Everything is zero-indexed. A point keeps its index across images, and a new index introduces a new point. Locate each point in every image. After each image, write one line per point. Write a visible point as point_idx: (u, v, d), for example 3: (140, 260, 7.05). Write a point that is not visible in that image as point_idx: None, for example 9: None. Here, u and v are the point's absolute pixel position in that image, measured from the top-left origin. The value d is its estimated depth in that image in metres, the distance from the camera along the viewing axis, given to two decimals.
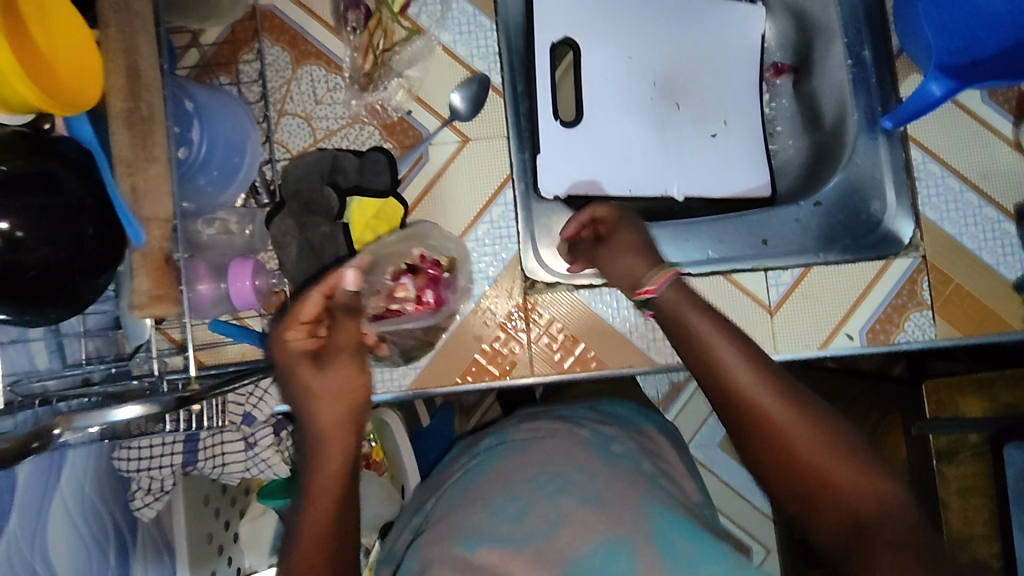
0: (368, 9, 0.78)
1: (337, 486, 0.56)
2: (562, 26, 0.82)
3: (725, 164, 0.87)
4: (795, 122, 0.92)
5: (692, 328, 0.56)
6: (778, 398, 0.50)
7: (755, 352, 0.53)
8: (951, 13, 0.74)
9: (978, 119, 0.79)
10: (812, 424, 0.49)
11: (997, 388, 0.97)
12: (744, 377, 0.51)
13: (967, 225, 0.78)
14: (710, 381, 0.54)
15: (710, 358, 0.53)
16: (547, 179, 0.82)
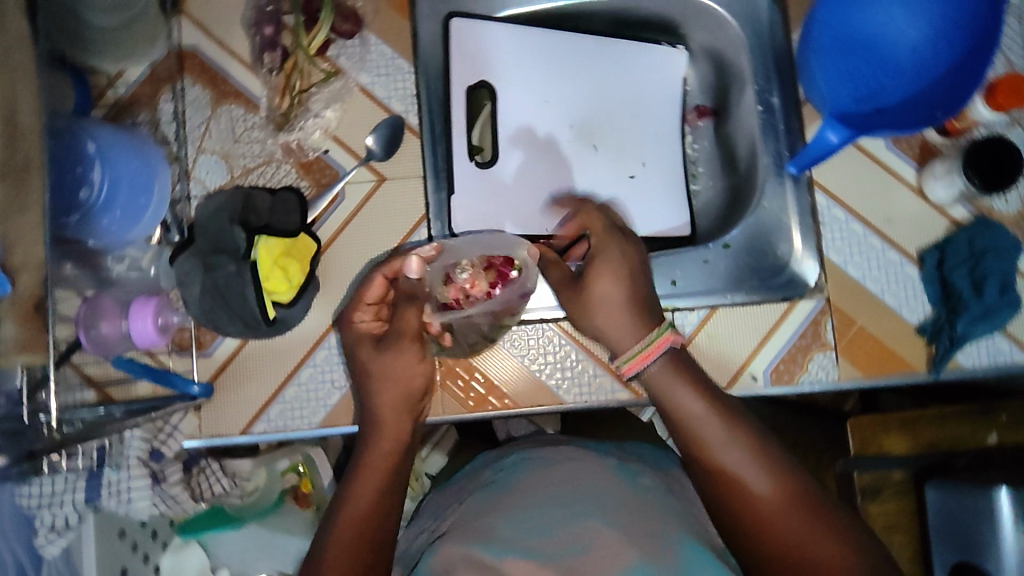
0: (286, 50, 0.80)
1: (383, 471, 0.63)
2: (479, 69, 0.84)
3: (644, 205, 0.88)
4: (715, 164, 0.93)
5: (692, 405, 0.61)
6: (735, 445, 0.59)
7: (737, 426, 0.60)
8: (856, 63, 0.78)
9: (882, 165, 0.81)
10: (760, 456, 0.59)
11: (918, 426, 1.00)
12: (695, 414, 0.61)
13: (871, 269, 0.79)
14: (692, 451, 0.61)
15: (698, 428, 0.60)
16: (463, 219, 0.82)
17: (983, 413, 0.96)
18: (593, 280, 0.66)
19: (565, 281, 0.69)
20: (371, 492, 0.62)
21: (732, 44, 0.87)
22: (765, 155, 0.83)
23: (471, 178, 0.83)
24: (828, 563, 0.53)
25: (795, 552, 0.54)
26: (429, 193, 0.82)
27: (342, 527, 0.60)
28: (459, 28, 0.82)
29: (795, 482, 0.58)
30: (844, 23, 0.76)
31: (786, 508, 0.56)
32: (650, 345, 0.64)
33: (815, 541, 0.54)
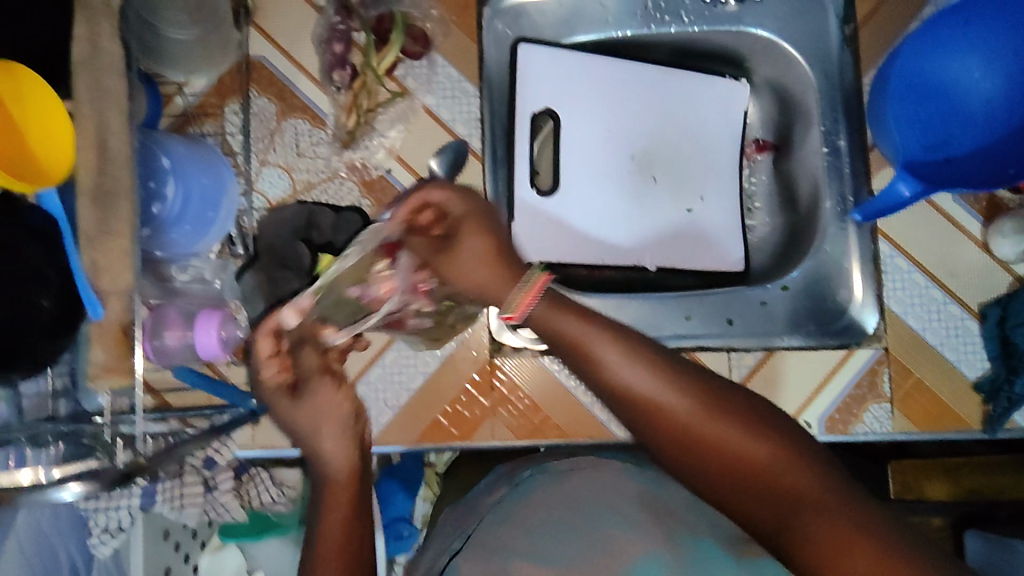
0: (355, 68, 0.80)
1: (349, 471, 0.57)
2: (544, 96, 0.84)
3: (701, 239, 0.88)
4: (772, 199, 0.93)
5: (588, 330, 0.54)
6: (635, 366, 0.51)
7: (654, 358, 0.52)
8: (928, 112, 0.76)
9: (946, 216, 0.80)
10: (680, 386, 0.51)
11: (963, 473, 0.99)
12: (618, 357, 0.52)
13: (931, 320, 0.79)
14: (591, 376, 0.53)
15: (610, 360, 0.52)
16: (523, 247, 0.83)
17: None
18: (461, 244, 0.60)
19: (426, 244, 0.62)
20: (343, 501, 0.56)
21: (801, 82, 0.86)
22: (830, 198, 0.82)
23: (532, 206, 0.83)
24: (765, 467, 0.47)
25: (781, 487, 0.46)
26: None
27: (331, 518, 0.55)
28: (527, 54, 0.82)
29: (739, 404, 0.50)
30: (918, 72, 0.75)
31: (711, 427, 0.48)
32: (519, 301, 0.58)
33: (777, 461, 0.47)
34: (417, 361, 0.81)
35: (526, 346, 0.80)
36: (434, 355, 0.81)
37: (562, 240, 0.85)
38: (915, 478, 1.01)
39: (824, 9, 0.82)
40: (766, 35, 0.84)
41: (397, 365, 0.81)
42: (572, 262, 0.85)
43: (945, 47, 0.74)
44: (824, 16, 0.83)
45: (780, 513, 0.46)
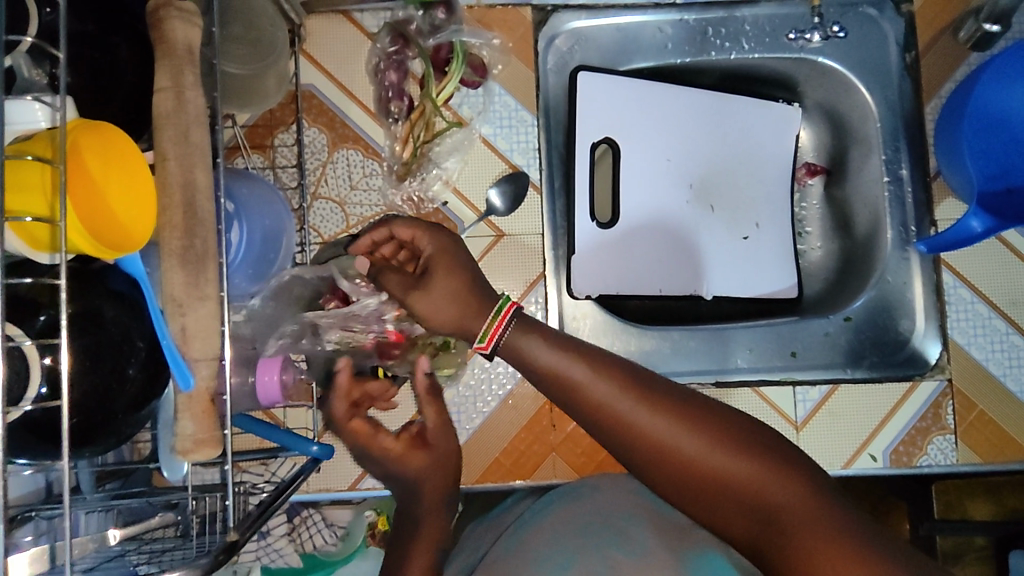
0: (412, 99, 0.78)
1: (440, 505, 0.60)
2: (603, 124, 0.82)
3: (757, 268, 0.87)
4: (825, 224, 0.92)
5: (574, 359, 0.54)
6: (624, 396, 0.51)
7: (637, 386, 0.51)
8: (990, 142, 0.76)
9: (1009, 246, 0.80)
10: (663, 411, 0.50)
11: (1004, 493, 1.00)
12: (591, 383, 0.52)
13: (993, 351, 0.79)
14: (579, 409, 0.52)
15: (583, 387, 0.52)
16: (583, 282, 0.82)
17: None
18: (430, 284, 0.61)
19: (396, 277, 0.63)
20: (429, 542, 0.58)
21: (858, 109, 0.85)
22: (892, 227, 0.82)
23: (592, 238, 0.82)
24: (748, 483, 0.46)
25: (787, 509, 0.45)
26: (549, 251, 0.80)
27: (415, 553, 0.57)
28: (587, 82, 0.81)
29: (709, 427, 0.49)
30: (983, 99, 0.74)
31: (704, 452, 0.48)
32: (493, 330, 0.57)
33: (768, 482, 0.46)
34: (480, 397, 0.78)
35: None
36: (495, 394, 0.78)
37: (620, 273, 0.83)
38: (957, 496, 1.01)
39: (881, 38, 0.83)
40: (824, 62, 0.84)
41: (453, 404, 0.78)
42: (631, 294, 0.84)
43: (1008, 75, 0.74)
44: (881, 45, 0.83)
45: (782, 542, 0.44)
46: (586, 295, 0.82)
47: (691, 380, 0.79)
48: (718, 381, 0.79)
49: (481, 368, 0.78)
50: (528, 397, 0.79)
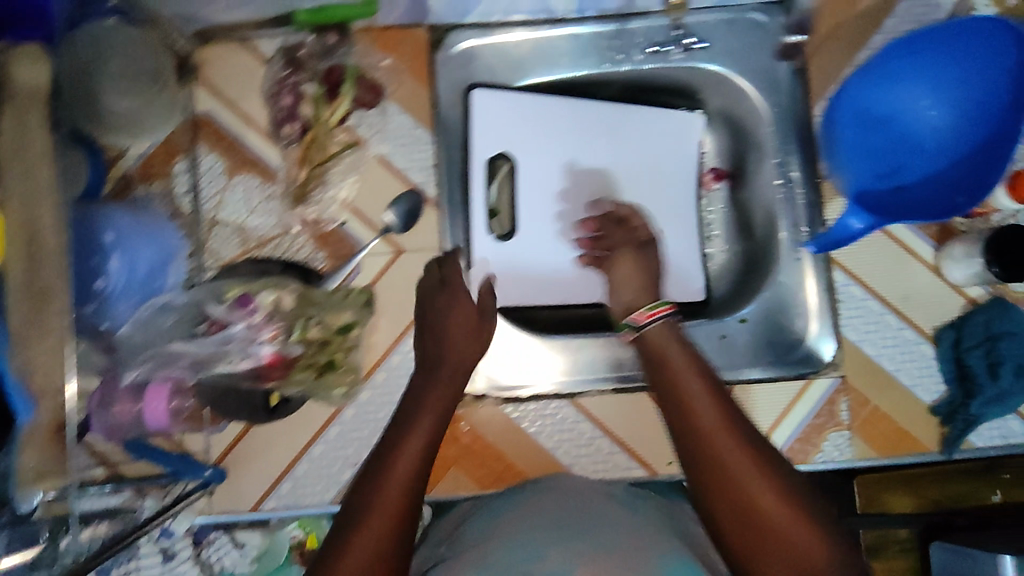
0: (305, 122, 0.79)
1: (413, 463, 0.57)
2: (499, 140, 0.84)
3: (662, 274, 0.88)
4: (730, 228, 0.93)
5: (677, 365, 0.65)
6: (719, 410, 0.60)
7: (735, 419, 0.60)
8: (876, 141, 0.78)
9: (899, 242, 0.81)
10: (744, 449, 0.57)
11: (924, 482, 0.98)
12: (693, 390, 0.62)
13: (885, 347, 0.80)
14: (683, 423, 0.61)
15: (688, 411, 0.61)
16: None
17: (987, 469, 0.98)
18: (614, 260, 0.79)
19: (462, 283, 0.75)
20: (394, 505, 0.54)
21: (749, 115, 0.87)
22: (786, 231, 0.83)
23: (490, 254, 0.83)
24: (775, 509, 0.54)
25: (773, 533, 0.54)
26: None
27: (373, 515, 0.53)
28: (481, 99, 0.82)
29: (781, 470, 0.57)
30: (863, 101, 0.76)
31: (772, 488, 0.55)
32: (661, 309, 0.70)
33: (794, 525, 0.54)
34: (379, 414, 0.80)
35: (489, 393, 0.80)
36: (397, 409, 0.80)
37: (521, 286, 0.85)
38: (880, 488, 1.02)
39: (770, 44, 0.83)
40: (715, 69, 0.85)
41: (356, 422, 0.80)
42: (534, 306, 0.86)
43: (889, 76, 0.75)
44: (772, 50, 0.84)
45: (761, 554, 0.54)
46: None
47: (589, 387, 0.81)
48: (617, 387, 0.81)
49: (382, 384, 0.80)
50: None
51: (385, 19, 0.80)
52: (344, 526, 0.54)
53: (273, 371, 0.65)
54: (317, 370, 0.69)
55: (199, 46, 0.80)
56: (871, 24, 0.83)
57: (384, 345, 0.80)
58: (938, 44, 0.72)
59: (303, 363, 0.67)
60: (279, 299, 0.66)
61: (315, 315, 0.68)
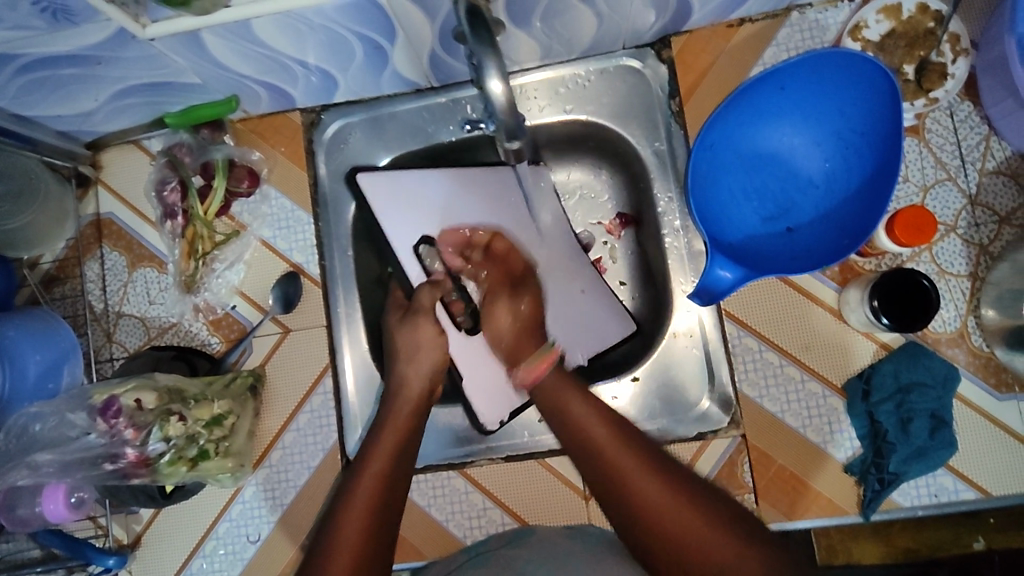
0: (186, 216, 0.82)
1: (379, 470, 0.65)
2: (419, 228, 0.81)
3: (597, 331, 0.81)
4: (638, 273, 0.86)
5: (569, 396, 0.68)
6: (627, 458, 0.60)
7: (654, 461, 0.60)
8: (762, 181, 0.74)
9: (798, 288, 0.75)
10: (642, 463, 0.60)
11: (894, 531, 0.86)
12: (601, 438, 0.63)
13: (789, 402, 0.74)
14: (597, 467, 0.62)
15: (590, 439, 0.63)
16: (483, 407, 0.79)
17: (969, 517, 0.84)
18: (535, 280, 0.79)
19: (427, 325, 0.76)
20: (367, 486, 0.63)
21: (637, 163, 0.82)
22: (679, 285, 0.79)
23: (456, 356, 0.80)
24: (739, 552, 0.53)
25: (671, 539, 0.55)
26: (344, 347, 0.82)
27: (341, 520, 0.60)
28: (368, 183, 0.80)
29: (661, 463, 0.60)
30: (743, 141, 0.73)
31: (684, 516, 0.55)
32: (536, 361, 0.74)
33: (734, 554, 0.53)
34: (279, 491, 0.80)
35: None
36: (290, 487, 0.80)
37: (495, 383, 0.80)
38: (841, 540, 0.87)
39: (646, 87, 0.80)
40: (591, 119, 0.81)
41: (256, 499, 0.80)
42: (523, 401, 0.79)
43: (766, 115, 0.71)
44: (648, 93, 0.80)
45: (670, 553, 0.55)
46: (495, 422, 0.79)
47: (478, 456, 0.79)
48: (507, 455, 0.79)
49: (278, 462, 0.80)
50: (323, 489, 0.79)
51: (257, 110, 0.83)
52: (331, 513, 0.62)
53: (139, 469, 0.69)
54: (188, 462, 0.71)
55: (95, 153, 0.85)
56: (753, 55, 0.78)
57: (275, 427, 0.80)
58: (812, 78, 0.68)
59: (169, 457, 0.70)
60: (141, 400, 0.70)
61: (178, 411, 0.70)
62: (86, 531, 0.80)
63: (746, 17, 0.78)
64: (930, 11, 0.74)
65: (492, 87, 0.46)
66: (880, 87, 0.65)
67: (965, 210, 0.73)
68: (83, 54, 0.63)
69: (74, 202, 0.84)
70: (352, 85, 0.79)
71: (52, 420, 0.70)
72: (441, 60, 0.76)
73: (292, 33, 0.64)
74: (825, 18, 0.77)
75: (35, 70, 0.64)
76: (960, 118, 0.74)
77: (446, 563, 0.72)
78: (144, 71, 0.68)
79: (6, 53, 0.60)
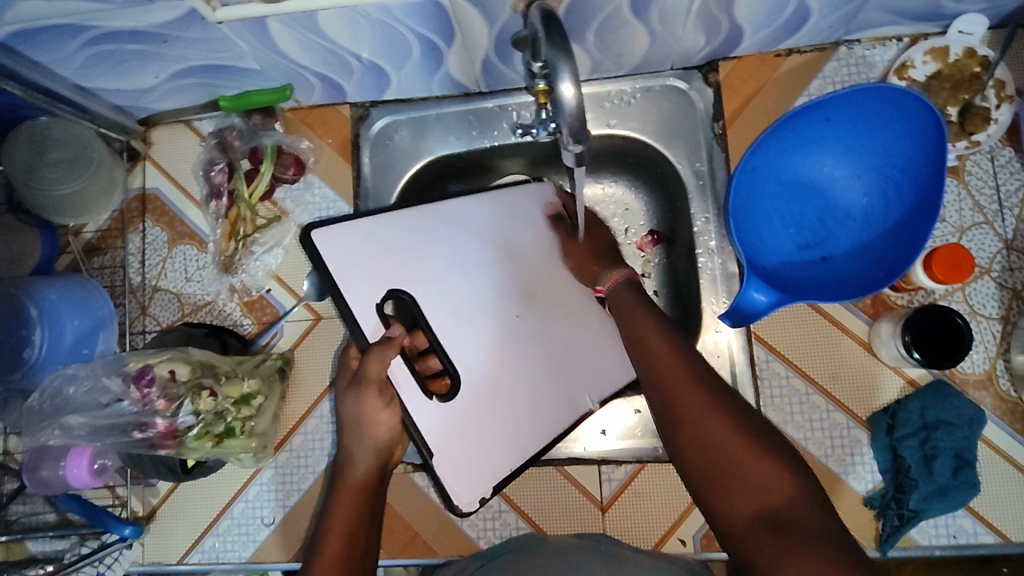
0: (230, 197, 0.84)
1: (360, 495, 0.64)
2: (377, 280, 0.72)
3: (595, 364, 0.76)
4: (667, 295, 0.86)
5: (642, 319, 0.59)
6: (676, 367, 0.54)
7: (707, 377, 0.54)
8: (800, 209, 0.75)
9: (827, 315, 0.75)
10: (700, 386, 0.53)
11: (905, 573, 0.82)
12: (653, 350, 0.56)
13: (812, 429, 0.74)
14: (645, 374, 0.56)
15: (646, 358, 0.56)
16: (464, 485, 0.71)
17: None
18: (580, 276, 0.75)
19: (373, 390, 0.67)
20: (347, 518, 0.63)
21: (675, 182, 0.83)
22: (709, 304, 0.79)
23: (423, 422, 0.70)
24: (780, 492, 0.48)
25: (730, 478, 0.49)
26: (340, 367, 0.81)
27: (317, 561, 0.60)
28: (321, 241, 0.73)
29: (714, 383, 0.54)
30: (785, 169, 0.74)
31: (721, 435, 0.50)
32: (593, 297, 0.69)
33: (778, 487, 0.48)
34: (297, 476, 0.80)
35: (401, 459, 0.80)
36: (309, 474, 0.80)
37: (476, 452, 0.71)
38: None
39: (691, 109, 0.81)
40: (634, 136, 0.82)
41: (274, 483, 0.80)
42: (512, 467, 0.73)
43: (809, 144, 0.72)
44: (691, 114, 0.81)
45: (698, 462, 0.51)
46: (476, 501, 0.71)
47: None
48: None
49: (299, 447, 0.81)
50: None
51: (308, 100, 0.85)
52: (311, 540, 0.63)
53: (167, 440, 0.71)
54: (214, 438, 0.73)
55: (146, 130, 0.87)
56: (798, 86, 0.79)
57: (299, 412, 0.81)
58: (859, 112, 0.69)
59: (196, 432, 0.71)
60: (174, 371, 0.71)
61: (210, 385, 0.72)
62: (103, 500, 0.81)
63: (794, 48, 0.79)
64: (977, 56, 0.74)
65: (562, 90, 0.48)
66: (925, 127, 0.66)
67: (1000, 254, 0.74)
68: (153, 32, 0.65)
69: (123, 175, 0.86)
70: (404, 83, 0.80)
71: (87, 384, 0.72)
72: (494, 67, 0.77)
73: (355, 28, 0.66)
74: (872, 55, 0.78)
75: (102, 43, 0.66)
76: (1000, 163, 0.75)
77: (459, 564, 0.72)
78: (204, 53, 0.70)
79: (82, 25, 0.62)
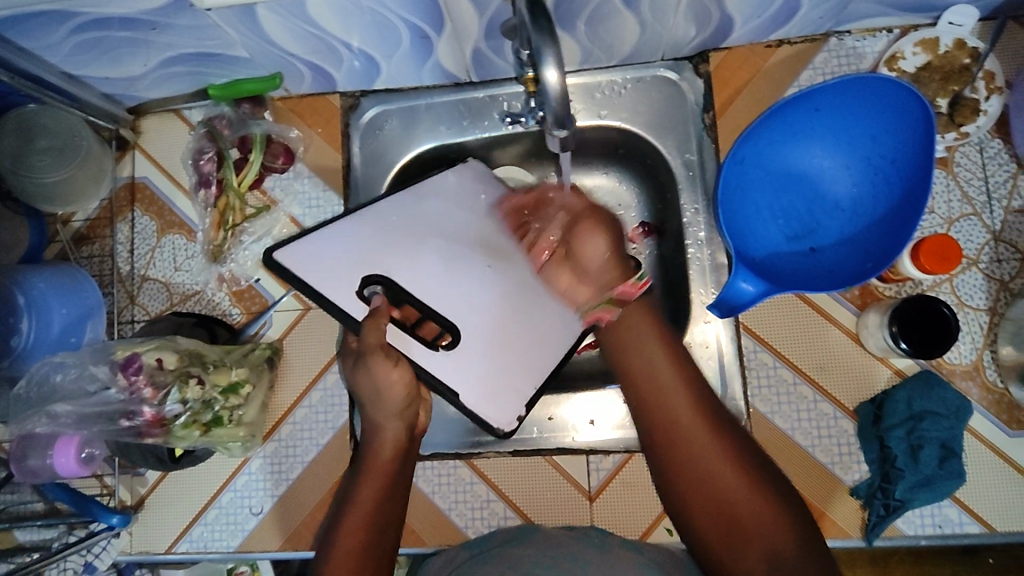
0: (219, 186, 0.84)
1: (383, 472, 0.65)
2: (352, 265, 0.71)
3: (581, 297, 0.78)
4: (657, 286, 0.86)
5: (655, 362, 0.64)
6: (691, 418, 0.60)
7: (716, 426, 0.60)
8: (790, 200, 0.75)
9: (815, 306, 0.75)
10: (713, 435, 0.59)
11: (892, 564, 0.82)
12: (669, 399, 0.61)
13: (800, 419, 0.74)
14: (657, 419, 0.61)
15: (660, 404, 0.62)
16: (501, 411, 0.72)
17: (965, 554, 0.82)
18: (577, 240, 0.71)
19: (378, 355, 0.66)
20: (369, 495, 0.64)
21: (664, 172, 0.83)
22: (699, 294, 0.79)
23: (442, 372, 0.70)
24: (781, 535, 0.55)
25: (738, 521, 0.56)
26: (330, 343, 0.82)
27: (342, 537, 0.61)
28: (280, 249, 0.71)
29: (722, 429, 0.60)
30: (774, 160, 0.74)
31: (731, 482, 0.57)
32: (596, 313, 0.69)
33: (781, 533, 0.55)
34: (285, 466, 0.80)
35: None
36: (297, 463, 0.80)
37: (498, 385, 0.72)
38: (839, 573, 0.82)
39: (680, 99, 0.81)
40: (624, 127, 0.82)
41: (263, 472, 0.80)
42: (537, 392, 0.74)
43: (799, 135, 0.72)
44: (681, 105, 0.81)
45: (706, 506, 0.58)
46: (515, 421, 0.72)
47: (484, 447, 0.79)
48: (514, 450, 0.79)
49: (287, 437, 0.81)
50: (329, 467, 0.79)
51: (298, 90, 0.84)
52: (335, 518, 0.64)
53: (154, 429, 0.71)
54: (202, 427, 0.73)
55: (135, 119, 0.87)
56: (788, 76, 0.79)
57: (287, 402, 0.81)
58: (846, 102, 0.69)
59: (184, 420, 0.71)
60: (162, 359, 0.71)
61: (198, 374, 0.72)
62: (91, 489, 0.81)
63: (785, 39, 0.79)
64: (966, 47, 0.74)
65: (547, 76, 0.48)
66: (913, 115, 0.66)
67: (988, 245, 0.74)
68: (141, 19, 0.64)
69: (112, 163, 0.86)
70: (394, 73, 0.80)
71: (74, 372, 0.72)
72: (484, 57, 0.77)
73: (345, 15, 0.65)
74: (862, 46, 0.78)
75: (89, 30, 0.66)
76: (988, 155, 0.75)
77: (446, 554, 0.72)
78: (193, 40, 0.70)
79: (69, 11, 0.61)
